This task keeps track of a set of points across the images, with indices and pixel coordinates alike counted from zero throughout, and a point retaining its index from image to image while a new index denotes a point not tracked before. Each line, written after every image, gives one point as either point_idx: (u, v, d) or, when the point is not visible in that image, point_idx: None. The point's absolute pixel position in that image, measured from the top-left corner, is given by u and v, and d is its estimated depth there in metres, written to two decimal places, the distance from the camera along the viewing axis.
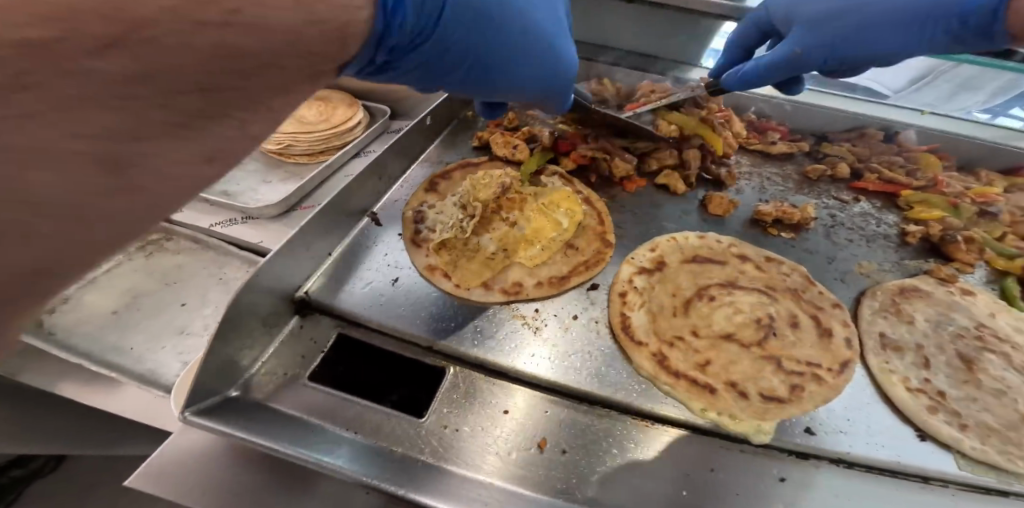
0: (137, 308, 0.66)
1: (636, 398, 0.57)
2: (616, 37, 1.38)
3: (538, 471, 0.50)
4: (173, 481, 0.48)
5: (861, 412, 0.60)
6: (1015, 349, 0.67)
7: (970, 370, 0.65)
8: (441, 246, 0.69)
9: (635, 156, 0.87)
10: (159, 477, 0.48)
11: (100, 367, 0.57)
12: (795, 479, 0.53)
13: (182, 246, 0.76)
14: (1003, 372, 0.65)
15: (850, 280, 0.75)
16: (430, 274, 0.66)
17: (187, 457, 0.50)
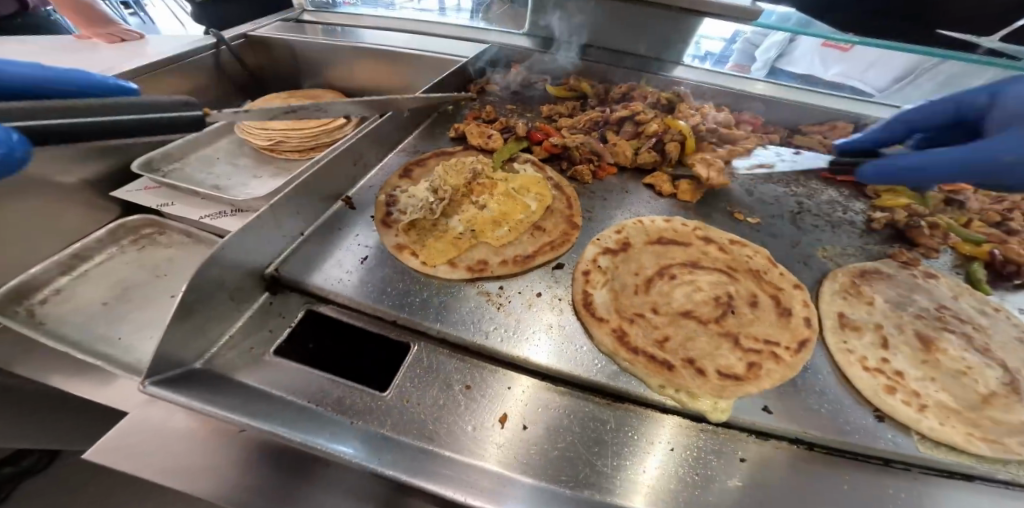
0: (123, 302, 0.83)
1: (600, 377, 0.59)
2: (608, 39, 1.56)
3: (498, 446, 0.51)
4: (136, 458, 0.51)
5: (822, 394, 0.60)
6: (975, 329, 0.69)
7: (929, 350, 0.66)
8: (409, 226, 0.74)
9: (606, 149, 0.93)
10: (119, 452, 0.51)
11: (89, 353, 0.71)
12: (755, 458, 0.52)
13: (172, 242, 0.98)
14: (963, 352, 0.66)
15: (814, 263, 0.78)
16: (398, 252, 0.71)
17: (154, 435, 0.54)
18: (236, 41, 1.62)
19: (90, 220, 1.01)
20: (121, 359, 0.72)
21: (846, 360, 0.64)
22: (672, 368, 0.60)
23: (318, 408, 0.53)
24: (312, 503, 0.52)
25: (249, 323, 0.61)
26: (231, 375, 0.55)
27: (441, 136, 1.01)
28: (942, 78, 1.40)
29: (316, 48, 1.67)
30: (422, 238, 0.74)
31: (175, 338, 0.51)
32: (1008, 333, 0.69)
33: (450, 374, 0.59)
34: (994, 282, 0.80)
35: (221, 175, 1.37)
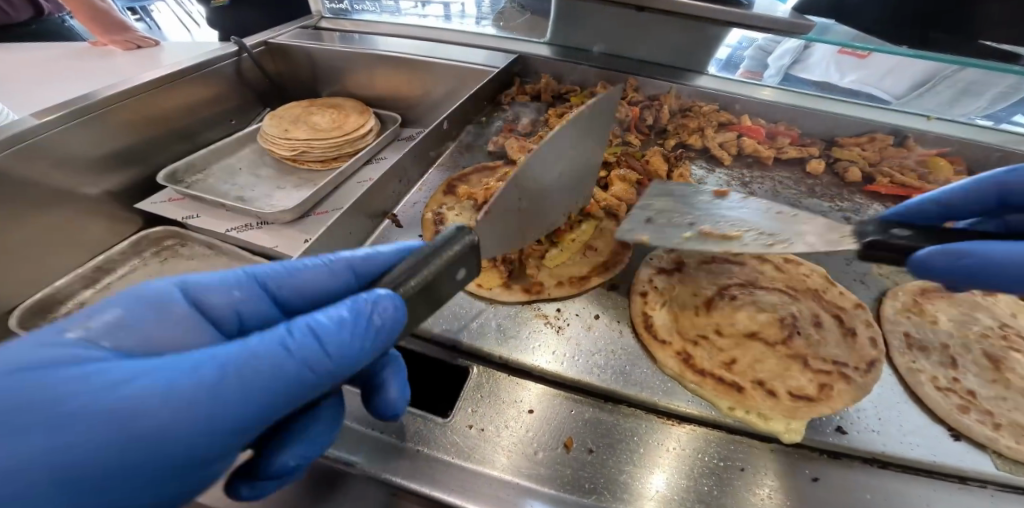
0: None
1: (660, 397, 0.59)
2: (630, 47, 1.54)
3: (566, 471, 0.52)
4: None
5: (892, 412, 0.59)
6: None
7: (998, 369, 0.64)
8: None
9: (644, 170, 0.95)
10: None
11: None
12: (829, 479, 0.52)
13: (195, 253, 1.07)
14: None
15: (869, 280, 0.77)
16: None
17: None
18: (257, 48, 1.60)
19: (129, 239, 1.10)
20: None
21: (914, 379, 0.62)
22: (742, 391, 0.60)
23: (384, 435, 0.54)
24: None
25: None
26: None
27: (481, 149, 1.00)
28: (960, 86, 1.38)
29: (337, 57, 1.65)
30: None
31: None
32: None
33: (513, 397, 0.59)
34: None
35: (249, 186, 1.36)
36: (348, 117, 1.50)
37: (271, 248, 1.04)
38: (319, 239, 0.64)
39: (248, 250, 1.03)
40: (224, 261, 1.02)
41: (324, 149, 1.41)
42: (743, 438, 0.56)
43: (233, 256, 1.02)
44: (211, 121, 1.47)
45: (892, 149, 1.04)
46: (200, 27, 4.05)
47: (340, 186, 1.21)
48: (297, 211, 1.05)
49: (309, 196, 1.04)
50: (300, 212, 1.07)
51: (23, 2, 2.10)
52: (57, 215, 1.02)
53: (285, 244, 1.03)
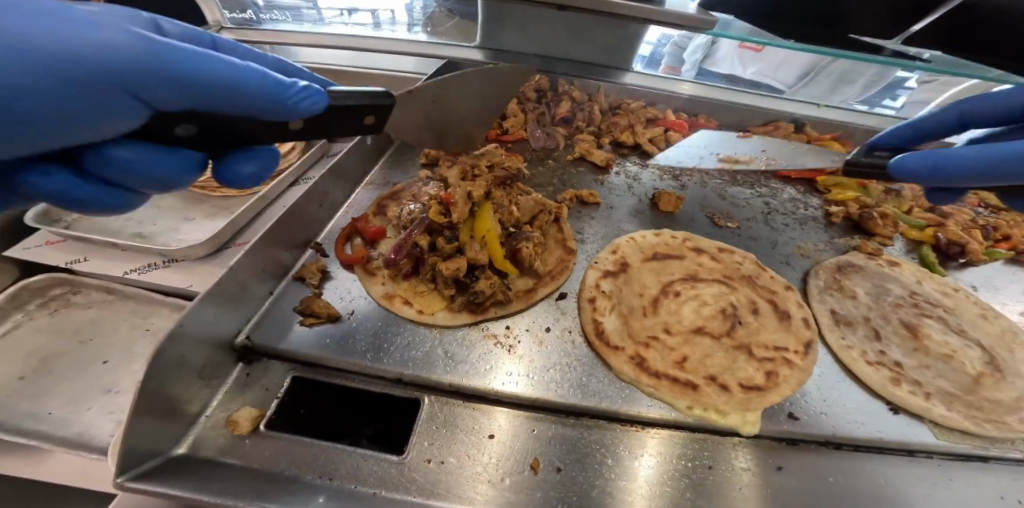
0: (50, 372, 0.68)
1: (621, 405, 0.58)
2: (555, 47, 1.57)
3: (535, 494, 0.49)
4: None
5: (837, 392, 0.63)
6: (946, 312, 0.75)
7: (917, 339, 0.70)
8: (396, 274, 0.69)
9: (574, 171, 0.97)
10: None
11: (17, 436, 0.57)
12: (790, 466, 0.54)
13: (96, 301, 0.81)
14: (944, 335, 0.71)
15: (794, 261, 0.82)
16: (390, 303, 0.65)
17: None
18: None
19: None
20: (61, 434, 0.59)
21: (848, 356, 0.67)
22: (697, 388, 0.61)
23: (331, 483, 0.46)
24: None
25: (227, 401, 0.52)
26: (227, 457, 0.47)
27: (411, 163, 0.94)
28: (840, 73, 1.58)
29: None
30: (415, 285, 0.69)
31: (149, 428, 0.42)
32: (970, 312, 0.75)
33: (470, 424, 0.55)
34: (942, 262, 0.86)
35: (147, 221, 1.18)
36: None
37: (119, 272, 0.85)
38: (222, 282, 0.54)
39: (156, 290, 0.83)
40: (130, 306, 0.81)
41: None
42: (713, 432, 0.57)
43: (141, 298, 0.82)
44: None
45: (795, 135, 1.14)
46: (71, 36, 3.50)
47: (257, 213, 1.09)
48: (210, 242, 0.85)
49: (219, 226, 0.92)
50: (212, 246, 0.87)
51: None
52: None
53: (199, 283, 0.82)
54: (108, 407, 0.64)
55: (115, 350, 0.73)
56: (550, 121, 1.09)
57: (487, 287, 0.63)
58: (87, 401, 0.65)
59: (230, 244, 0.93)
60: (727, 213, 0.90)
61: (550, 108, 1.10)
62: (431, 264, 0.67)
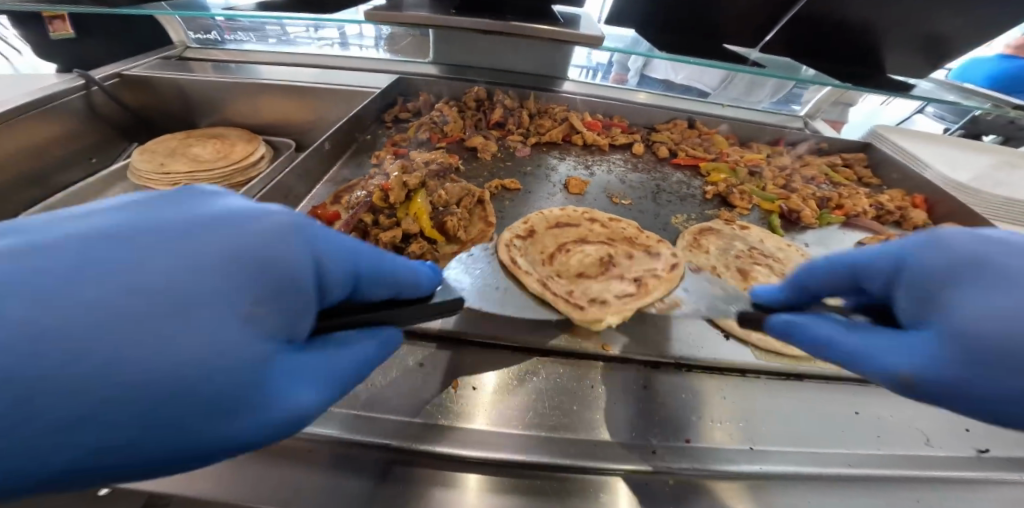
0: None
1: (527, 334, 0.75)
2: (499, 61, 1.79)
3: (447, 405, 0.64)
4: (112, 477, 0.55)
5: (694, 327, 0.81)
6: (773, 261, 0.96)
7: (748, 279, 0.92)
8: None
9: (498, 162, 1.17)
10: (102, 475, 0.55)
11: None
12: (654, 383, 0.71)
13: None
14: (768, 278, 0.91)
15: (670, 227, 1.04)
16: None
17: None
18: (111, 82, 1.66)
19: None
20: None
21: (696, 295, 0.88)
22: (583, 303, 0.80)
23: None
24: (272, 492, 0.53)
25: None
26: None
27: (365, 162, 1.11)
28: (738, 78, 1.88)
29: (207, 84, 1.75)
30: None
31: None
32: (798, 261, 0.97)
33: (402, 357, 0.71)
34: (786, 227, 1.11)
35: None
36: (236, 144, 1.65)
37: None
38: None
39: None
40: None
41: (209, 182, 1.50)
42: (588, 360, 0.73)
43: None
44: (68, 160, 1.57)
45: (688, 131, 1.38)
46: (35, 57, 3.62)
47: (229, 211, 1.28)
48: None
49: None
50: None
51: None
52: None
53: None
54: None
55: None
56: (486, 125, 1.29)
57: (420, 250, 0.79)
58: None
59: None
60: (622, 193, 1.12)
61: (486, 115, 1.30)
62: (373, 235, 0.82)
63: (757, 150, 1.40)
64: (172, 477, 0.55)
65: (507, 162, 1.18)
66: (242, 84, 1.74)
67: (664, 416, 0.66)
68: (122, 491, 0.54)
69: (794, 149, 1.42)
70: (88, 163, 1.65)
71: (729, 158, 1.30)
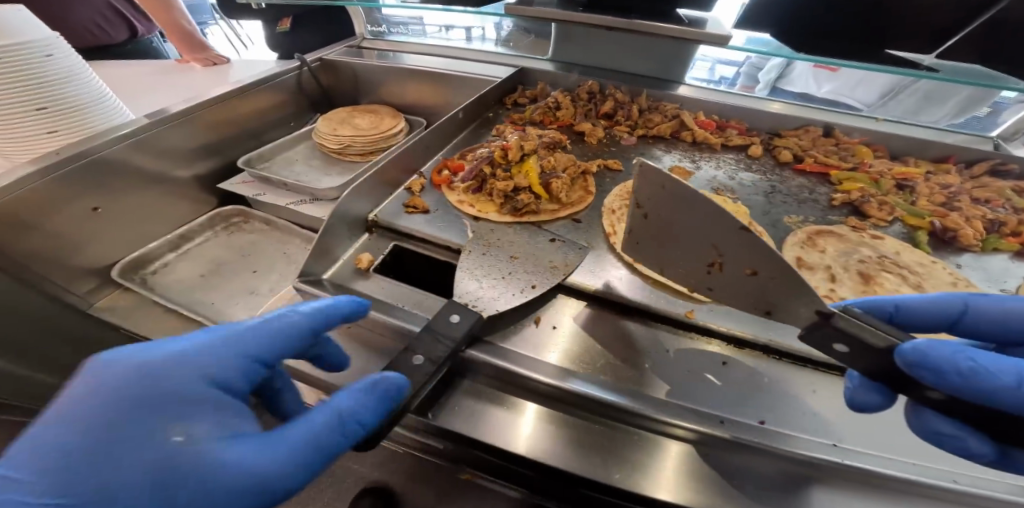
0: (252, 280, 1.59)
1: (613, 296, 0.87)
2: (618, 61, 1.85)
3: (539, 337, 0.80)
4: None
5: (779, 318, 0.84)
6: (911, 274, 0.85)
7: (869, 282, 0.84)
8: (466, 189, 0.98)
9: (603, 146, 1.26)
10: None
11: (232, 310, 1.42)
12: (731, 362, 0.77)
13: (254, 228, 1.85)
14: (897, 286, 0.82)
15: (781, 225, 0.99)
16: (459, 206, 0.95)
17: None
18: (314, 65, 2.15)
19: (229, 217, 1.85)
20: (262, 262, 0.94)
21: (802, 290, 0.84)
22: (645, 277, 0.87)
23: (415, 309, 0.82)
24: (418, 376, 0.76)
25: (357, 246, 0.88)
26: (352, 284, 0.81)
27: (487, 133, 1.28)
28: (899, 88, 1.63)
29: (371, 70, 2.17)
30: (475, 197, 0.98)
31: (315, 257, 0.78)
32: (940, 279, 0.84)
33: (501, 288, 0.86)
34: (936, 246, 0.95)
35: (303, 174, 1.82)
36: (385, 119, 1.98)
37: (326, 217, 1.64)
38: (365, 180, 0.91)
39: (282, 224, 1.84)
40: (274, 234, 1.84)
41: (365, 145, 1.85)
42: (650, 321, 0.85)
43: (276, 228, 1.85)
44: (274, 123, 2.08)
45: (823, 138, 1.24)
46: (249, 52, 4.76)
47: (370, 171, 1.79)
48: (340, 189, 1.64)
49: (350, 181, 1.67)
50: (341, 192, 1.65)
51: (122, 25, 2.75)
52: (154, 196, 1.63)
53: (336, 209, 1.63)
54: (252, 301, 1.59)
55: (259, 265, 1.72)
56: (595, 115, 1.36)
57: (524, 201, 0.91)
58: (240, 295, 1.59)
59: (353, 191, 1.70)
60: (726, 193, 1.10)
61: (597, 106, 1.37)
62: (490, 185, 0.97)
63: (913, 165, 1.20)
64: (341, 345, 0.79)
65: (611, 147, 1.26)
66: (396, 70, 2.10)
67: (736, 392, 0.72)
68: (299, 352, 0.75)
69: (970, 169, 1.18)
70: (291, 126, 2.17)
71: (872, 168, 1.14)
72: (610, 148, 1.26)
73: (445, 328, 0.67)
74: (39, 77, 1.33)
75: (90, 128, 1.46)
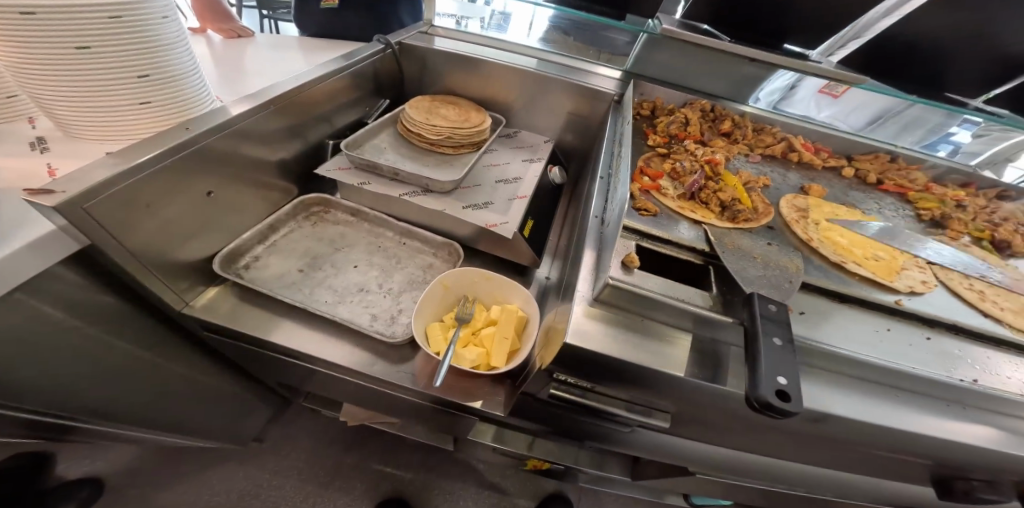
0: (352, 270, 1.54)
1: (839, 284, 0.99)
2: (696, 82, 2.07)
3: (797, 323, 0.90)
4: (587, 329, 0.84)
5: (952, 304, 1.02)
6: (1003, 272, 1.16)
7: (988, 278, 1.12)
8: (681, 197, 1.10)
9: (736, 159, 1.44)
10: (579, 328, 0.84)
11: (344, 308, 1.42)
12: (934, 337, 0.93)
13: (339, 219, 1.72)
14: (1003, 281, 1.11)
15: (903, 237, 1.23)
16: (683, 212, 1.06)
17: (588, 320, 0.86)
18: (394, 47, 2.05)
19: (311, 206, 1.70)
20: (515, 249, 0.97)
21: (951, 283, 1.06)
22: (854, 275, 1.02)
23: (684, 298, 0.88)
24: (692, 355, 0.85)
25: (615, 244, 0.95)
26: (628, 276, 0.89)
27: (642, 140, 1.40)
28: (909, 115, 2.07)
29: (450, 60, 2.12)
30: (690, 204, 1.10)
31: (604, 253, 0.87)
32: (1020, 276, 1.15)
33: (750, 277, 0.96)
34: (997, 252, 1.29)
35: (399, 162, 1.75)
36: (473, 112, 1.97)
37: (440, 209, 1.64)
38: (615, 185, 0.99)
39: (373, 218, 1.71)
40: (364, 225, 1.71)
41: (462, 137, 1.83)
42: (862, 306, 0.97)
43: (365, 221, 1.72)
44: (350, 106, 1.95)
45: (890, 164, 1.57)
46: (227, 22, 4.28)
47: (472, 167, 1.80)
48: (455, 183, 1.65)
49: (460, 176, 1.68)
50: (454, 185, 1.66)
51: None
52: (248, 178, 1.46)
53: (452, 204, 1.64)
54: (367, 296, 1.47)
55: (359, 259, 1.59)
56: (716, 133, 1.56)
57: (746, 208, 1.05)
58: (354, 290, 1.48)
59: (462, 185, 1.71)
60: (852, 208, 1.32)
61: (715, 125, 1.58)
62: (705, 193, 1.09)
63: (954, 188, 1.56)
64: (618, 331, 0.86)
65: (742, 161, 1.45)
66: (479, 63, 2.09)
67: (945, 358, 0.89)
68: (594, 340, 0.83)
69: (989, 193, 1.57)
70: (363, 109, 2.04)
71: (933, 191, 1.48)
72: (742, 162, 1.45)
73: (775, 317, 0.76)
74: (155, 41, 1.22)
75: (183, 94, 1.35)
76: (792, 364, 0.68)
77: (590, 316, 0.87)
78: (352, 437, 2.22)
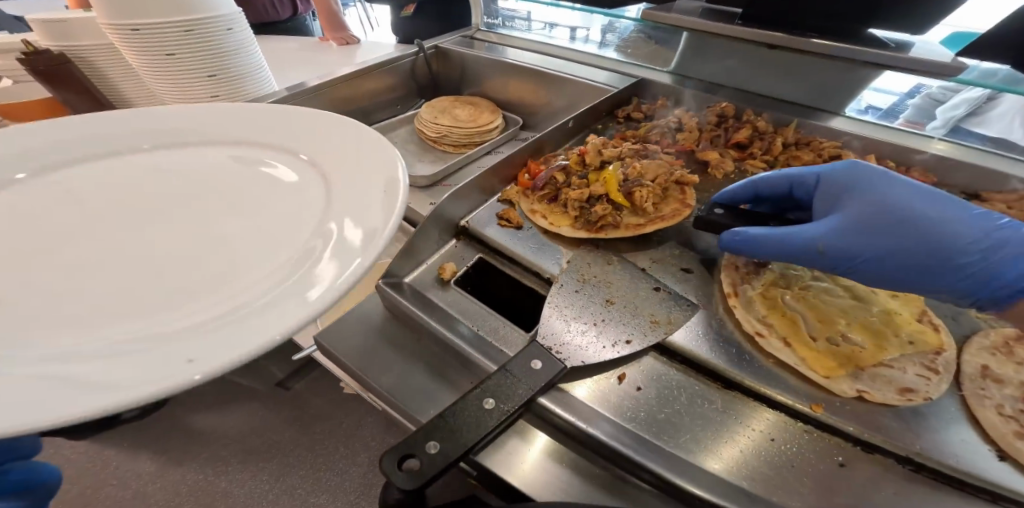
0: None
1: (718, 364, 0.78)
2: (761, 85, 1.56)
3: (617, 397, 0.74)
4: (351, 338, 0.78)
5: (944, 426, 0.70)
6: None
7: None
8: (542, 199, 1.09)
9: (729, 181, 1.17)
10: (342, 336, 0.78)
11: None
12: (855, 466, 0.65)
13: None
14: None
15: (964, 320, 0.91)
16: (532, 213, 1.04)
17: (362, 330, 0.80)
18: (430, 51, 2.21)
19: None
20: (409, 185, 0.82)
21: (979, 405, 0.72)
22: (769, 354, 0.80)
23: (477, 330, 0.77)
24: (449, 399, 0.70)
25: (443, 253, 0.93)
26: (429, 293, 0.83)
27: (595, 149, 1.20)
28: None
29: (481, 62, 2.15)
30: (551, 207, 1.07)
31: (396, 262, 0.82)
32: None
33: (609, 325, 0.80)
34: None
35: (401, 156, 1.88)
36: (485, 113, 1.96)
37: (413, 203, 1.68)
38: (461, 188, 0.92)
39: None
40: None
41: (460, 137, 1.85)
42: (745, 396, 0.74)
43: None
44: (387, 105, 2.17)
45: None
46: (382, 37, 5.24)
47: (464, 164, 1.71)
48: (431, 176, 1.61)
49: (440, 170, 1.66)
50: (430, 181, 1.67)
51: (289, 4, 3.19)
52: None
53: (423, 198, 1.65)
54: None
55: None
56: (725, 144, 1.26)
57: (600, 211, 1.00)
58: None
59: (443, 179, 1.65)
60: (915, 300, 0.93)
61: (728, 133, 1.26)
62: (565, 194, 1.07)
63: None
64: (386, 350, 0.77)
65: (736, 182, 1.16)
66: (505, 65, 2.07)
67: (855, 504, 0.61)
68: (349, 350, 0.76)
69: None
70: (400, 108, 2.25)
71: None
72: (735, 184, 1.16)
73: (527, 374, 0.63)
74: (220, 48, 1.59)
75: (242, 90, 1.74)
76: (473, 435, 0.55)
77: (369, 325, 0.80)
78: (351, 401, 2.12)
